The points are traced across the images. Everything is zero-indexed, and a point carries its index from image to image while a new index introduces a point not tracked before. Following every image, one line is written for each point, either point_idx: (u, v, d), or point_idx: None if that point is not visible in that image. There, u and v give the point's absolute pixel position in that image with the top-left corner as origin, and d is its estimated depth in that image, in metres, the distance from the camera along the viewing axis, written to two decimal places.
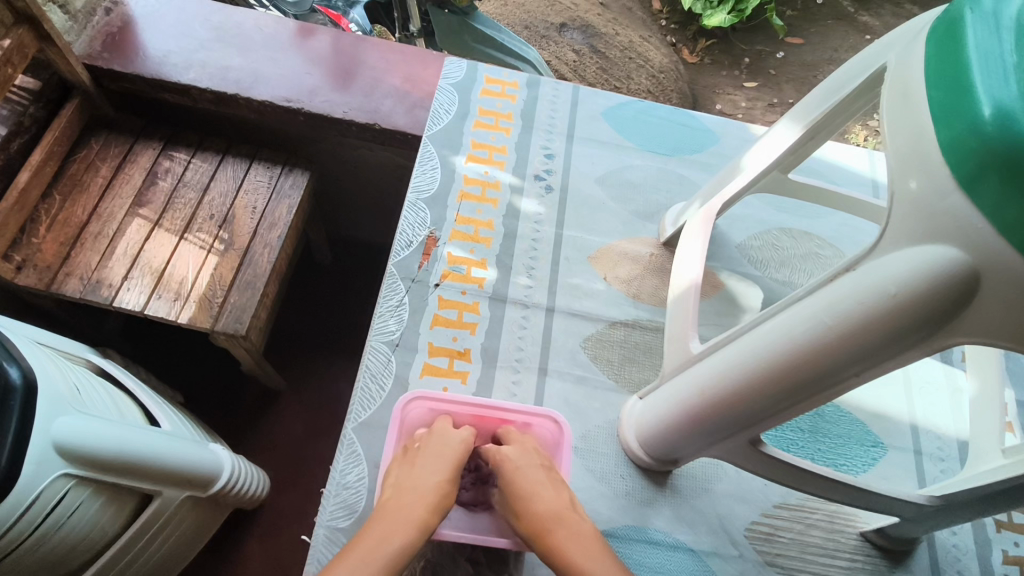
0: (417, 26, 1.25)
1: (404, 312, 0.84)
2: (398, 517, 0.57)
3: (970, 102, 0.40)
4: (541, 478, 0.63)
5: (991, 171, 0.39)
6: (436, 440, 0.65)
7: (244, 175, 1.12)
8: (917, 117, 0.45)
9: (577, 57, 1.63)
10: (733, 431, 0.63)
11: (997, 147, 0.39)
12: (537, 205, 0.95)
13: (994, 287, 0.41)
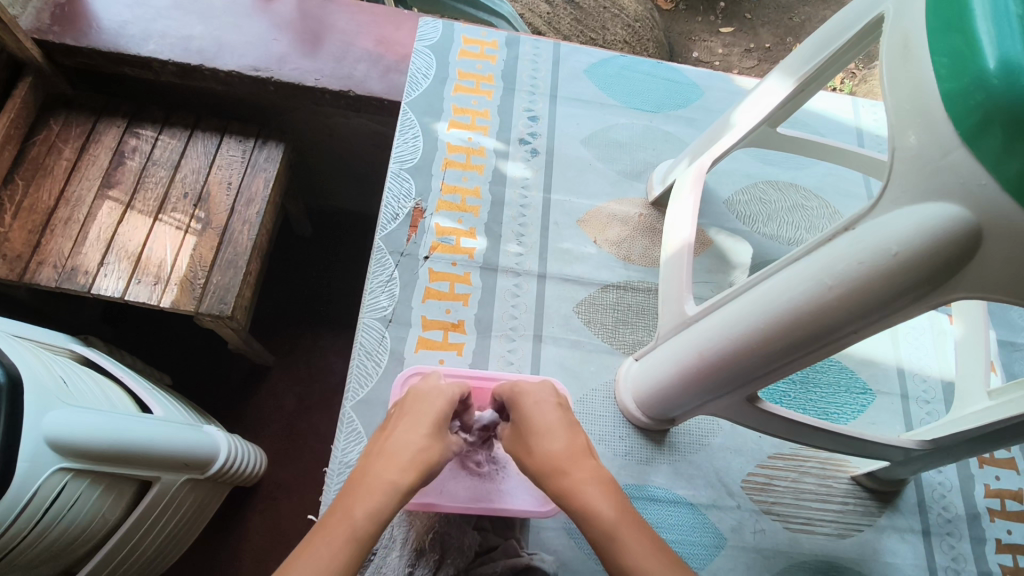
0: None
1: (395, 287, 0.83)
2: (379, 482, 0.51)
3: (974, 54, 0.40)
4: (555, 422, 0.60)
5: (995, 125, 0.39)
6: (421, 412, 0.60)
7: (216, 150, 1.07)
8: (917, 69, 0.44)
9: (551, 8, 1.53)
10: (730, 389, 0.64)
11: (1003, 99, 0.38)
12: (523, 168, 0.93)
13: (994, 242, 0.41)
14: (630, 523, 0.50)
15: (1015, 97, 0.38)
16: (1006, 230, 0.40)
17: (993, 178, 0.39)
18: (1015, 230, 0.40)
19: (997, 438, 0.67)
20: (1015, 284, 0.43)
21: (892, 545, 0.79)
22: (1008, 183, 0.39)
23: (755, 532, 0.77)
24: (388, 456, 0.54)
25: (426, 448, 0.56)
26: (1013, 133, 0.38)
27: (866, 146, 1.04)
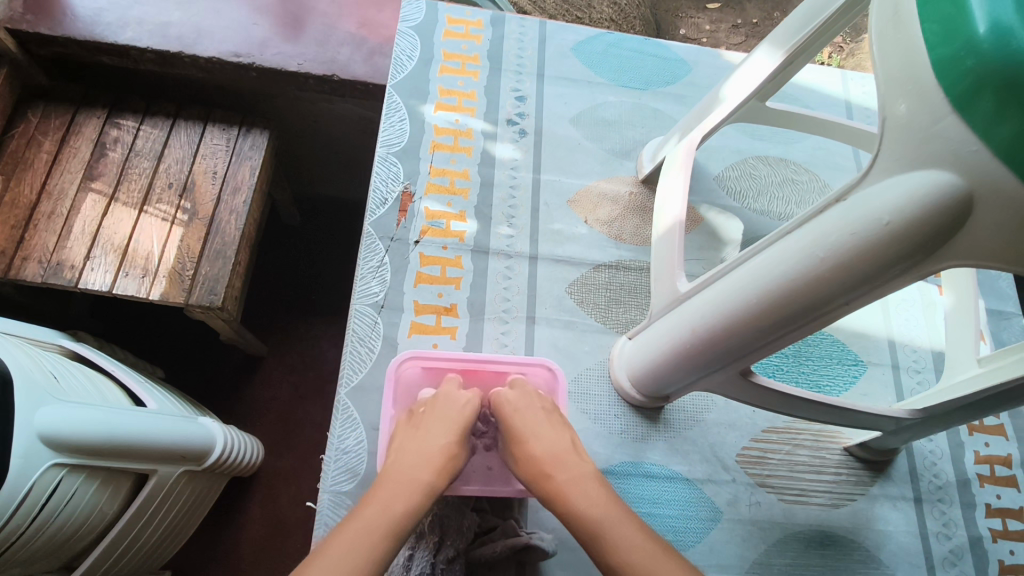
0: None
1: (386, 272, 0.82)
2: (401, 483, 0.54)
3: (964, 19, 0.39)
4: (541, 428, 0.62)
5: (987, 90, 0.38)
6: (442, 405, 0.62)
7: (199, 139, 1.06)
8: (906, 36, 0.43)
9: None
10: (723, 363, 0.64)
11: (995, 64, 0.38)
12: (512, 149, 0.92)
13: (987, 209, 0.41)
14: (621, 521, 0.53)
15: (1008, 61, 0.37)
16: (997, 197, 0.40)
17: (983, 143, 0.39)
18: (1006, 198, 0.40)
19: (990, 406, 0.68)
20: (1006, 251, 0.43)
21: (885, 513, 0.81)
22: (999, 147, 0.39)
23: (751, 505, 0.78)
24: (413, 452, 0.57)
25: (446, 447, 0.58)
26: (1004, 98, 0.38)
27: (855, 118, 1.04)
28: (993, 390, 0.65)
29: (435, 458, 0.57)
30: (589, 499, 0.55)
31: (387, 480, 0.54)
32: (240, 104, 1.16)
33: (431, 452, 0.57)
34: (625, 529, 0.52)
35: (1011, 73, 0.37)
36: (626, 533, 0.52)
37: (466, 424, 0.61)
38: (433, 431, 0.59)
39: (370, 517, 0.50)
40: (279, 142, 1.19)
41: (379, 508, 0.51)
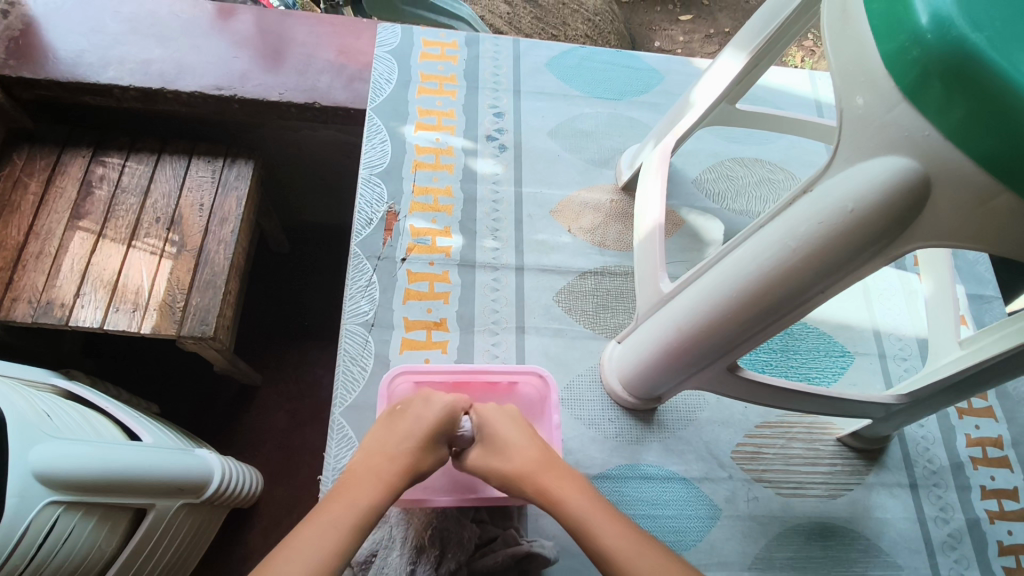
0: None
1: (375, 291, 0.83)
2: (365, 483, 0.56)
3: (908, 12, 0.41)
4: (517, 434, 0.62)
5: (934, 78, 0.40)
6: (421, 407, 0.64)
7: (185, 173, 1.07)
8: (856, 33, 0.45)
9: (510, 8, 1.55)
10: (712, 359, 0.65)
11: (939, 53, 0.39)
12: (493, 165, 0.93)
13: (945, 189, 0.42)
14: (603, 516, 0.55)
15: (951, 50, 0.39)
16: (952, 177, 0.42)
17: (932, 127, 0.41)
18: (960, 177, 0.42)
19: (973, 388, 0.70)
20: (970, 229, 0.44)
21: (882, 501, 0.81)
22: (946, 128, 0.41)
23: (749, 501, 0.79)
24: (388, 451, 0.59)
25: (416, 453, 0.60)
26: (951, 84, 0.39)
27: (826, 116, 1.07)
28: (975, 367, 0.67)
29: (401, 464, 0.59)
30: (576, 496, 0.57)
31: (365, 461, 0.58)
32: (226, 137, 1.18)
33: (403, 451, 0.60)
34: (612, 524, 0.55)
35: (953, 61, 0.39)
36: (617, 528, 0.55)
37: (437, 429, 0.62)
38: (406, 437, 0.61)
39: (352, 495, 0.55)
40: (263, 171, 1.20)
41: (352, 498, 0.54)
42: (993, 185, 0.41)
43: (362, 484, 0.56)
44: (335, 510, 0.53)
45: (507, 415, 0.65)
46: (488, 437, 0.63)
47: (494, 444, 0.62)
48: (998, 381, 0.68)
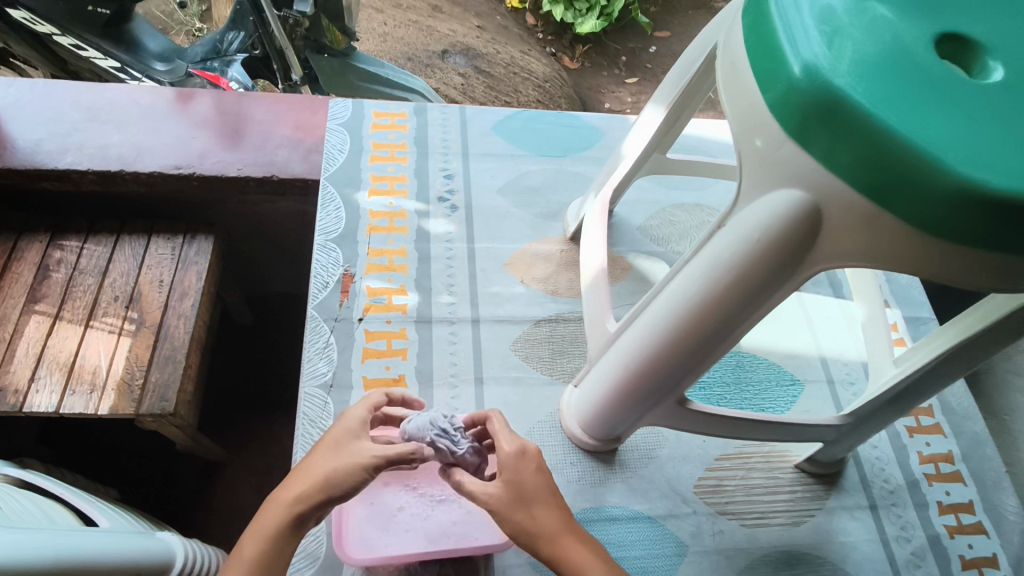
0: (299, 76, 1.52)
1: (333, 352, 0.84)
2: (271, 513, 0.56)
3: (784, 64, 0.46)
4: (535, 489, 0.59)
5: (813, 120, 0.45)
6: (343, 427, 0.60)
7: (144, 251, 1.08)
8: (746, 84, 0.51)
9: (465, 79, 1.89)
10: (665, 393, 0.67)
11: (813, 98, 0.44)
12: (445, 224, 0.97)
13: (836, 216, 0.47)
14: None
15: (822, 94, 0.44)
16: (840, 206, 0.46)
17: (816, 161, 0.46)
18: (847, 206, 0.46)
19: (919, 396, 0.71)
20: (868, 253, 0.48)
21: (845, 524, 0.83)
22: (828, 161, 0.45)
23: (715, 535, 0.79)
24: (302, 474, 0.57)
25: (327, 475, 0.56)
26: (827, 122, 0.44)
27: None
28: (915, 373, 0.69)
29: (309, 485, 0.56)
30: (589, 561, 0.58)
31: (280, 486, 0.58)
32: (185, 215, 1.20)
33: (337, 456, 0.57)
34: None
35: (825, 104, 0.44)
36: None
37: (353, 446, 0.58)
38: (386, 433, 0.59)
39: (260, 526, 0.56)
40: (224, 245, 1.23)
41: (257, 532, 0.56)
42: (877, 211, 0.45)
43: (266, 516, 0.56)
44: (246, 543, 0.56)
45: (529, 466, 0.59)
46: (511, 492, 0.58)
47: (520, 499, 0.58)
48: (943, 385, 0.70)
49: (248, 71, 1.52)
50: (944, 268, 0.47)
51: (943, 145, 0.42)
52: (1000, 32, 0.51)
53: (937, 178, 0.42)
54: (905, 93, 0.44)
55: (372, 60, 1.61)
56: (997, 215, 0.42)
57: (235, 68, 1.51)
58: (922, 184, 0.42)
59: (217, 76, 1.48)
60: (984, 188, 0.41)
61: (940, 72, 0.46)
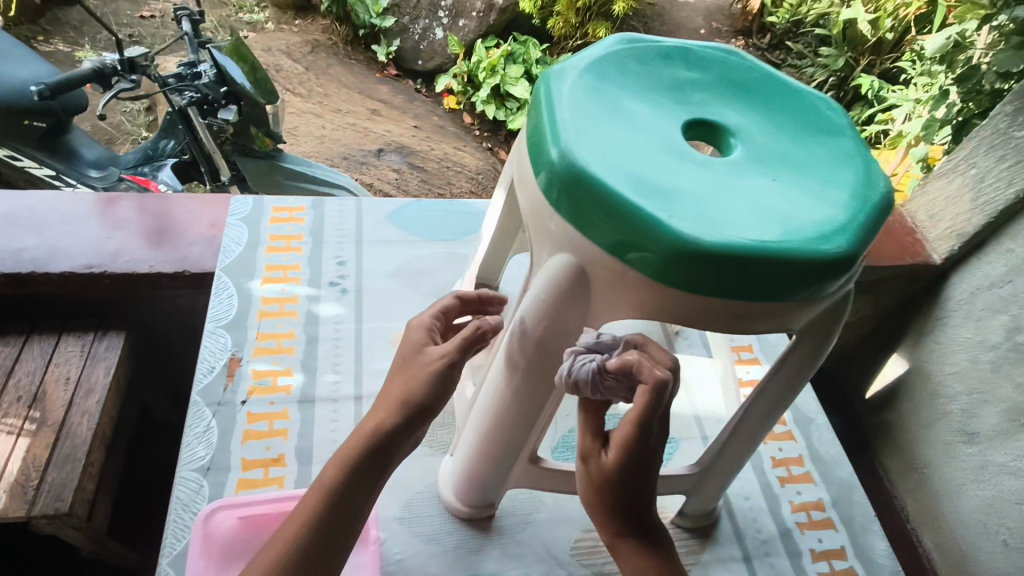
0: (229, 175, 1.62)
1: (213, 436, 0.86)
2: (333, 470, 0.56)
3: (542, 150, 0.53)
4: (635, 470, 0.53)
5: (565, 196, 0.51)
6: (413, 369, 0.59)
7: (54, 350, 1.10)
8: (525, 168, 0.58)
9: (398, 175, 2.44)
10: (516, 445, 0.71)
11: (562, 177, 0.51)
12: (335, 307, 1.02)
13: (597, 275, 0.53)
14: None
15: (568, 173, 0.51)
16: (597, 267, 0.52)
17: (571, 227, 0.52)
18: (602, 266, 0.52)
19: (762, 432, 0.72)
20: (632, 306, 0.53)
21: None
22: (576, 224, 0.52)
23: None
24: (370, 420, 0.57)
25: (382, 424, 0.57)
26: (575, 197, 0.51)
27: None
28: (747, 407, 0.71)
29: (377, 426, 0.57)
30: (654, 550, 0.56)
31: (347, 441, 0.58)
32: (99, 312, 1.24)
33: (372, 420, 0.57)
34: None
35: (571, 182, 0.50)
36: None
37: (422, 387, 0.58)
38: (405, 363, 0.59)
39: (322, 482, 0.56)
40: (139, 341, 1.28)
41: (308, 497, 0.56)
42: (628, 270, 0.51)
43: (335, 466, 0.56)
44: (305, 505, 0.55)
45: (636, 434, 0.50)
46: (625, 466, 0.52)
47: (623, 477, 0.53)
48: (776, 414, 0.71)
49: (178, 174, 1.62)
50: (692, 315, 0.52)
51: (657, 206, 0.48)
52: (744, 117, 0.59)
53: (659, 241, 0.48)
54: (639, 171, 0.51)
55: (299, 161, 1.72)
56: (708, 265, 0.48)
57: (165, 172, 1.61)
58: (648, 247, 0.49)
59: (147, 179, 1.59)
60: (689, 242, 0.47)
61: (673, 153, 0.54)
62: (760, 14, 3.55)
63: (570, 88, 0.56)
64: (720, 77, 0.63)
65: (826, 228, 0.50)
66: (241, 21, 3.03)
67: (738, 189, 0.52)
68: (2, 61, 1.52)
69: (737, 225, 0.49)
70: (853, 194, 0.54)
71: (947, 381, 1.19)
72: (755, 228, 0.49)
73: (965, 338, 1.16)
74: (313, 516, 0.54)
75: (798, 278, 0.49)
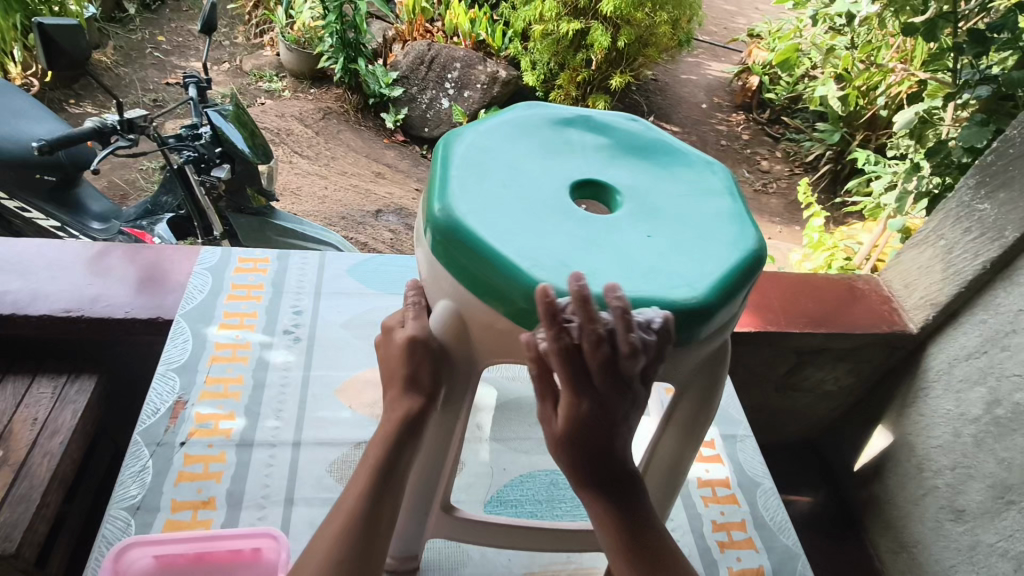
0: (220, 230, 1.64)
1: (147, 475, 0.87)
2: (375, 448, 0.61)
3: (427, 205, 0.58)
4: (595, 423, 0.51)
5: (442, 247, 0.56)
6: (389, 354, 0.62)
7: (25, 391, 1.13)
8: (419, 222, 0.63)
9: (392, 235, 2.51)
10: (428, 498, 0.72)
11: (438, 229, 0.56)
12: (285, 354, 1.06)
13: (474, 320, 0.57)
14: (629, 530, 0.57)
15: (443, 225, 0.55)
16: (473, 312, 0.56)
17: (450, 275, 0.57)
18: (475, 312, 0.56)
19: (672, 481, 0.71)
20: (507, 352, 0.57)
21: None
22: (456, 274, 0.56)
23: None
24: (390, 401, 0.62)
25: (405, 407, 0.61)
26: (450, 248, 0.55)
27: None
28: (659, 449, 0.70)
29: (400, 412, 0.61)
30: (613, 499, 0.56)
31: (379, 426, 0.62)
32: (79, 355, 1.26)
33: (389, 423, 0.61)
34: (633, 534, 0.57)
35: (445, 234, 0.55)
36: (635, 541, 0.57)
37: (400, 371, 0.60)
38: (386, 362, 0.63)
39: (368, 459, 0.61)
40: (115, 386, 1.30)
41: (360, 474, 0.60)
42: (496, 314, 0.55)
43: (372, 450, 0.61)
44: (353, 492, 0.60)
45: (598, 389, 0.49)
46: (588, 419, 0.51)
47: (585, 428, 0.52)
48: (686, 464, 0.71)
49: (173, 230, 1.65)
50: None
51: (523, 259, 0.53)
52: (627, 178, 0.65)
53: (518, 288, 0.52)
54: (511, 224, 0.56)
55: (291, 219, 1.76)
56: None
57: (161, 226, 1.64)
58: (510, 295, 0.53)
59: (143, 232, 1.62)
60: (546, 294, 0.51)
61: (549, 208, 0.59)
62: (758, 91, 3.67)
63: (463, 150, 0.62)
64: (613, 147, 0.69)
65: (682, 279, 0.54)
66: (259, 89, 3.21)
67: (605, 243, 0.57)
68: (20, 120, 1.62)
69: (595, 276, 0.53)
70: (717, 250, 0.58)
71: (931, 455, 1.17)
72: (613, 277, 0.53)
73: (946, 412, 1.15)
74: (361, 496, 0.59)
75: None
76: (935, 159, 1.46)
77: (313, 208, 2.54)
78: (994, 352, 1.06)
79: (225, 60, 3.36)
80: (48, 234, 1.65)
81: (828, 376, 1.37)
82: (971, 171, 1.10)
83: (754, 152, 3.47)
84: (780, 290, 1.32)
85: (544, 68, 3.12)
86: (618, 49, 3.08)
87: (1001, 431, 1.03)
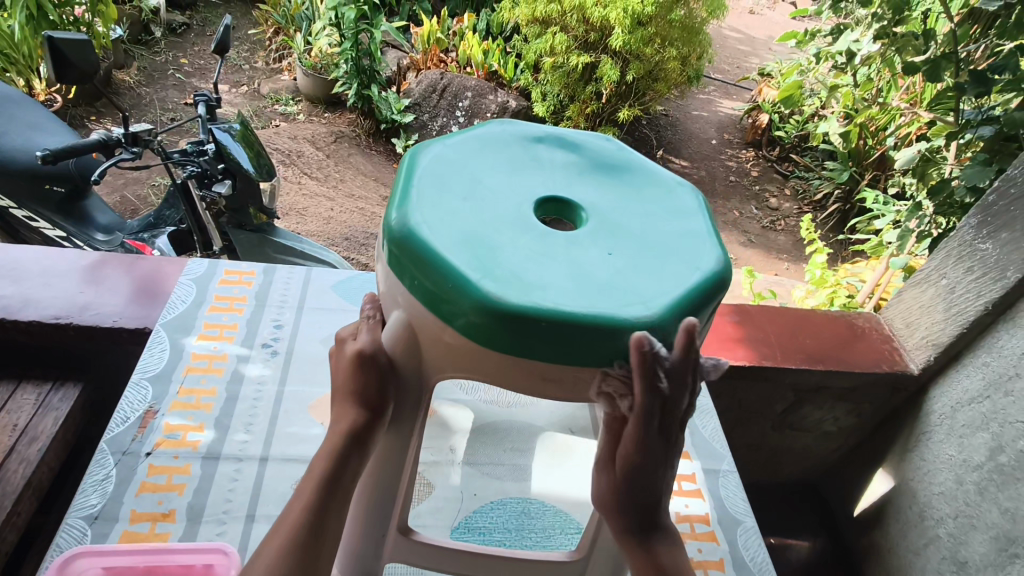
0: (219, 246, 1.64)
1: (109, 484, 0.86)
2: (320, 459, 0.60)
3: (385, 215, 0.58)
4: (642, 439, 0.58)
5: (395, 255, 0.55)
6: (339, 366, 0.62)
7: (9, 396, 1.12)
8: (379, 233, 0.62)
9: None
10: (383, 520, 0.69)
11: (393, 236, 0.55)
12: (261, 368, 1.05)
13: (423, 329, 0.56)
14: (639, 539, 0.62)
15: (397, 232, 0.55)
16: (422, 321, 0.55)
17: (402, 284, 0.56)
18: (423, 322, 0.55)
19: None
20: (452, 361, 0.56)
21: None
22: (408, 284, 0.55)
23: None
24: (339, 413, 0.61)
25: (352, 418, 0.60)
26: (402, 256, 0.55)
27: None
28: None
29: (346, 424, 0.60)
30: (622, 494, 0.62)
31: (325, 440, 0.61)
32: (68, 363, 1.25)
33: (334, 435, 0.60)
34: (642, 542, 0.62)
35: (398, 241, 0.55)
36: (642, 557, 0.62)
37: (347, 382, 0.60)
38: (336, 375, 0.62)
39: (313, 474, 0.59)
40: (101, 395, 1.29)
41: (303, 487, 0.59)
42: (444, 325, 0.54)
43: (317, 463, 0.60)
44: (295, 503, 0.58)
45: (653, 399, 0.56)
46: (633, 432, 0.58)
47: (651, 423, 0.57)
48: None
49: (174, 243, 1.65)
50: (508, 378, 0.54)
51: (474, 269, 0.52)
52: (592, 195, 0.64)
53: (466, 297, 0.51)
54: (466, 235, 0.55)
55: (289, 236, 1.76)
56: (514, 327, 0.50)
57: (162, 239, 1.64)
58: (458, 303, 0.52)
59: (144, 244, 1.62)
60: (493, 304, 0.50)
61: (507, 221, 0.58)
62: (769, 129, 3.67)
63: (426, 161, 0.62)
64: (581, 165, 0.69)
65: (635, 297, 0.53)
66: (274, 111, 3.28)
67: (561, 257, 0.56)
68: (34, 132, 1.66)
69: (546, 288, 0.52)
70: (676, 269, 0.57)
71: (934, 502, 1.12)
72: (564, 292, 0.52)
73: (949, 457, 1.10)
74: (303, 508, 0.57)
75: (604, 343, 0.52)
76: (937, 199, 1.38)
77: (317, 228, 2.57)
78: (996, 397, 1.02)
79: (243, 83, 3.45)
80: (56, 244, 1.68)
81: (827, 416, 1.33)
82: (974, 210, 1.07)
83: (762, 188, 3.47)
84: (776, 325, 1.30)
85: (554, 99, 3.16)
86: (630, 82, 3.14)
87: (1004, 479, 0.98)
